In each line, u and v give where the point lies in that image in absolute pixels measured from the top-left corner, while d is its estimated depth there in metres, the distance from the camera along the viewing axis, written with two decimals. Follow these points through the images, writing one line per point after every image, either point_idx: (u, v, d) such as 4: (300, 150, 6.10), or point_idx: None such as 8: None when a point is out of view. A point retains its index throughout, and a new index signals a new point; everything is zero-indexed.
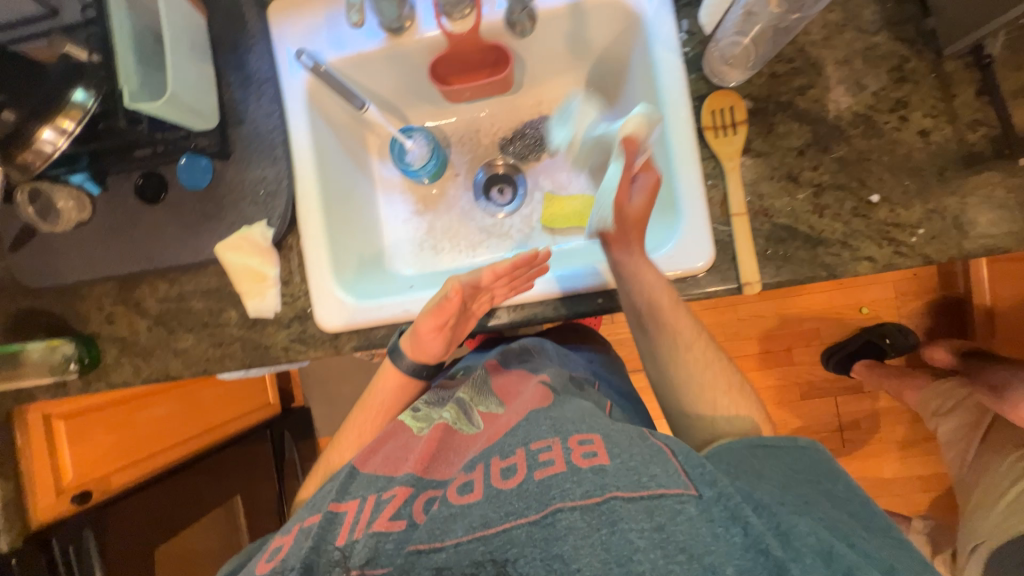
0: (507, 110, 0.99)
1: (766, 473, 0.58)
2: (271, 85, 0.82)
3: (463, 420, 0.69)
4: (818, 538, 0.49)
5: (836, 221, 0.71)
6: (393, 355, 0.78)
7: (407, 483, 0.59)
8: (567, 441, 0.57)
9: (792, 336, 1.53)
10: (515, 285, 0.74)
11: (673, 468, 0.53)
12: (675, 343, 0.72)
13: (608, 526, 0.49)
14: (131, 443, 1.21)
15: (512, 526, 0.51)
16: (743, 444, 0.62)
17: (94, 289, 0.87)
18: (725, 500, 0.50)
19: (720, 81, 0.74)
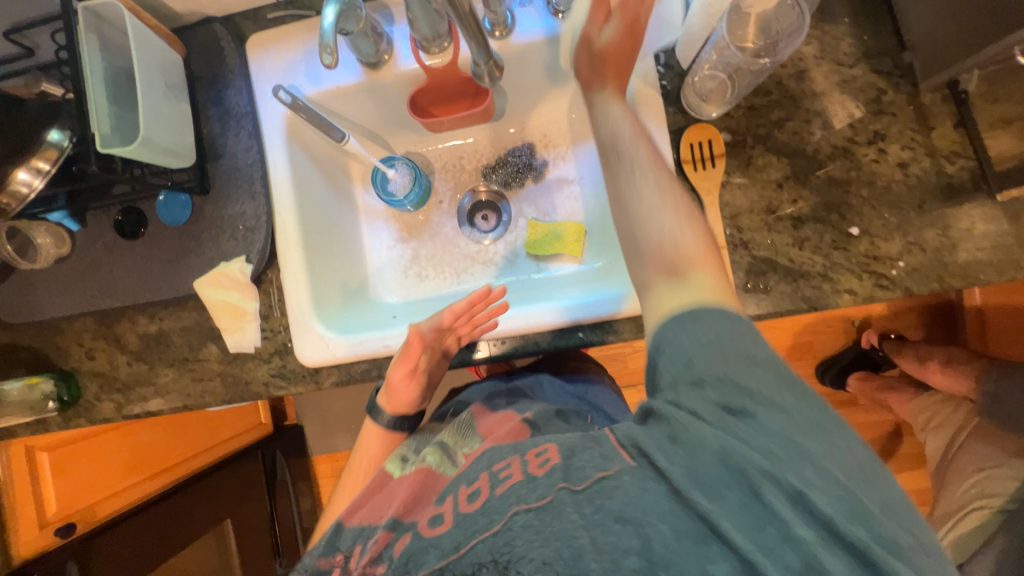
0: (490, 138, 0.99)
1: (706, 352, 0.50)
2: (249, 119, 0.82)
3: (446, 462, 0.67)
4: (733, 453, 0.47)
5: (816, 254, 0.71)
6: (372, 412, 0.82)
7: (386, 528, 0.59)
8: (525, 454, 0.59)
9: (785, 351, 1.52)
10: (476, 322, 0.78)
11: (612, 449, 0.55)
12: (648, 181, 0.60)
13: (557, 518, 0.52)
14: (117, 472, 1.20)
15: (476, 541, 0.53)
16: (685, 308, 0.53)
17: (74, 324, 0.87)
18: (649, 444, 0.52)
19: (697, 114, 0.74)
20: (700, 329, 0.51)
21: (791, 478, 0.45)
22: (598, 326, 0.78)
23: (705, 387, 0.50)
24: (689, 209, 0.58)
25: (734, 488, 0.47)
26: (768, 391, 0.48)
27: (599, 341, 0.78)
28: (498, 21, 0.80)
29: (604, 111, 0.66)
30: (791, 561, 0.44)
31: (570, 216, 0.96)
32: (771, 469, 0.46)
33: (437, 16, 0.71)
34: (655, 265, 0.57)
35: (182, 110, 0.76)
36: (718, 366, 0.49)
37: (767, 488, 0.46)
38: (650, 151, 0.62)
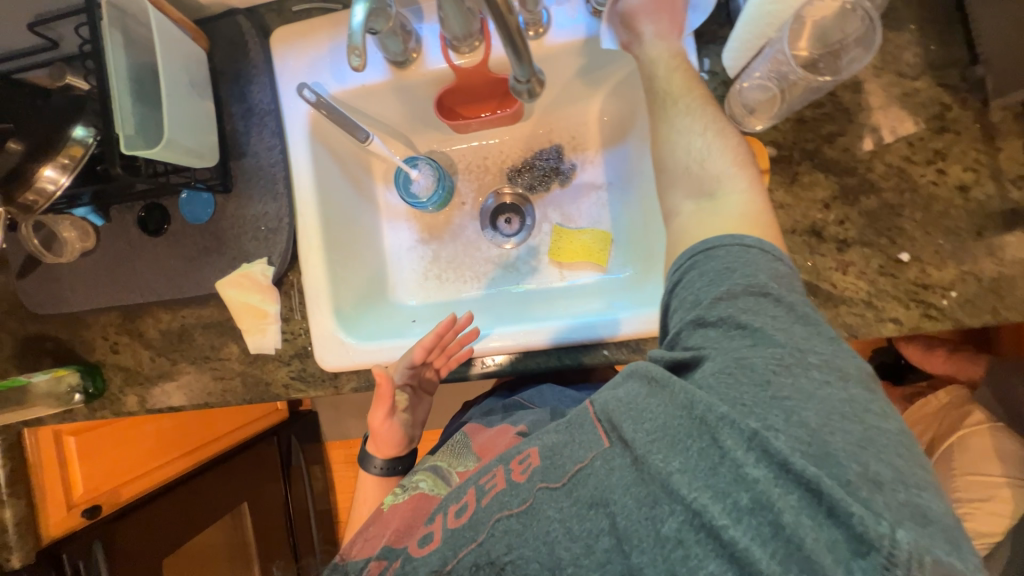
0: (517, 139, 0.95)
1: (709, 288, 0.53)
2: (273, 117, 0.80)
3: (439, 484, 0.69)
4: (693, 400, 0.47)
5: (860, 280, 0.67)
6: (364, 460, 0.84)
7: (379, 557, 0.61)
8: (508, 463, 0.58)
9: None
10: (447, 352, 0.80)
11: (590, 424, 0.55)
12: (681, 109, 0.64)
13: (535, 519, 0.52)
14: (139, 456, 1.23)
15: (463, 553, 0.54)
16: (698, 244, 0.57)
17: (99, 318, 0.87)
18: (622, 413, 0.52)
19: (741, 127, 0.69)
20: (707, 265, 0.55)
21: (747, 423, 0.44)
22: (623, 344, 0.76)
23: (706, 324, 0.52)
24: (722, 132, 0.62)
25: (691, 438, 0.47)
26: (761, 325, 0.49)
27: (624, 359, 0.76)
28: (533, 20, 0.76)
29: (641, 46, 0.69)
30: (742, 503, 0.42)
31: (597, 223, 0.92)
32: (729, 411, 0.45)
33: (469, 14, 0.68)
34: (686, 185, 0.62)
35: (205, 108, 0.74)
36: (717, 300, 0.51)
37: (721, 432, 0.45)
38: (686, 79, 0.66)
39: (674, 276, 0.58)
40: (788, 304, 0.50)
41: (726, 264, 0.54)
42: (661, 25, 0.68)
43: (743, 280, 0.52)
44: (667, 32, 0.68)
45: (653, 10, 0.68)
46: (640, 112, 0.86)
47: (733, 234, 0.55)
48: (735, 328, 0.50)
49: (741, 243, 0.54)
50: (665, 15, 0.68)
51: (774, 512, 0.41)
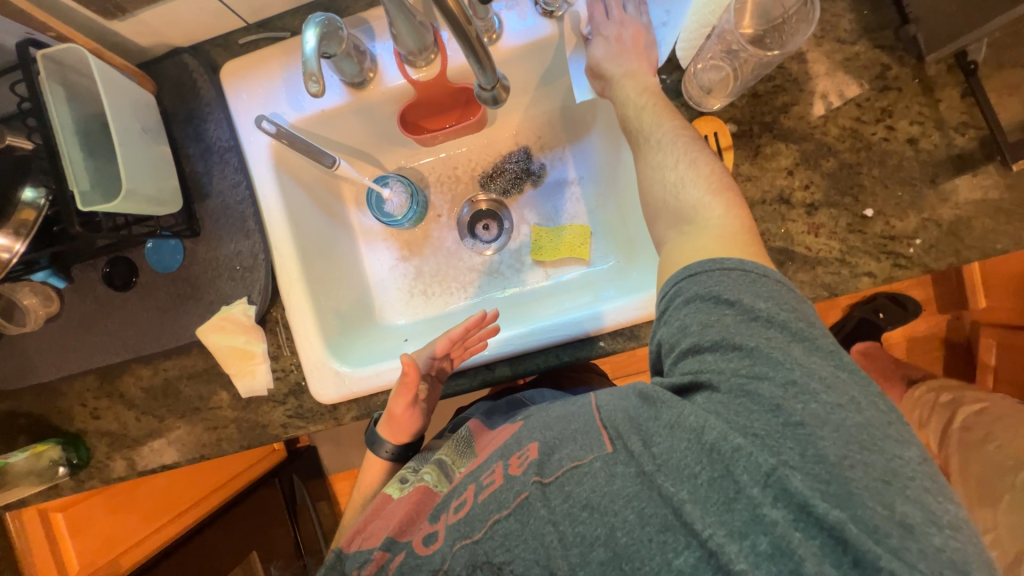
0: (484, 145, 0.96)
1: (702, 313, 0.54)
2: (234, 153, 0.78)
3: (442, 479, 0.69)
4: (707, 431, 0.50)
5: (832, 240, 0.70)
6: (373, 445, 0.81)
7: (383, 548, 0.63)
8: (507, 458, 0.62)
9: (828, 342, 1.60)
10: (469, 344, 0.77)
11: (594, 428, 0.58)
12: (654, 144, 0.66)
13: (531, 516, 0.55)
14: (136, 520, 1.18)
15: (458, 547, 0.57)
16: (685, 268, 0.57)
17: (74, 384, 0.83)
18: (632, 432, 0.55)
19: (700, 107, 0.72)
20: (691, 291, 0.56)
21: (763, 459, 0.46)
22: (618, 333, 0.76)
23: (706, 348, 0.53)
24: (694, 164, 0.63)
25: (704, 468, 0.49)
26: (761, 348, 0.51)
27: (621, 348, 0.76)
28: (486, 27, 0.76)
29: (613, 88, 0.72)
30: (761, 546, 0.45)
31: (574, 218, 0.93)
32: (745, 444, 0.47)
33: (421, 28, 0.69)
34: (667, 218, 0.64)
35: (160, 152, 0.71)
36: (712, 325, 0.53)
37: (737, 466, 0.47)
38: (657, 115, 0.68)
39: (662, 300, 0.59)
40: (782, 324, 0.51)
41: (714, 288, 0.54)
42: (629, 64, 0.71)
43: (733, 308, 0.53)
44: (635, 70, 0.71)
45: (618, 55, 0.72)
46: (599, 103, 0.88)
47: (717, 257, 0.56)
48: (732, 350, 0.52)
49: (727, 267, 0.55)
50: (632, 56, 0.71)
51: (795, 560, 0.43)
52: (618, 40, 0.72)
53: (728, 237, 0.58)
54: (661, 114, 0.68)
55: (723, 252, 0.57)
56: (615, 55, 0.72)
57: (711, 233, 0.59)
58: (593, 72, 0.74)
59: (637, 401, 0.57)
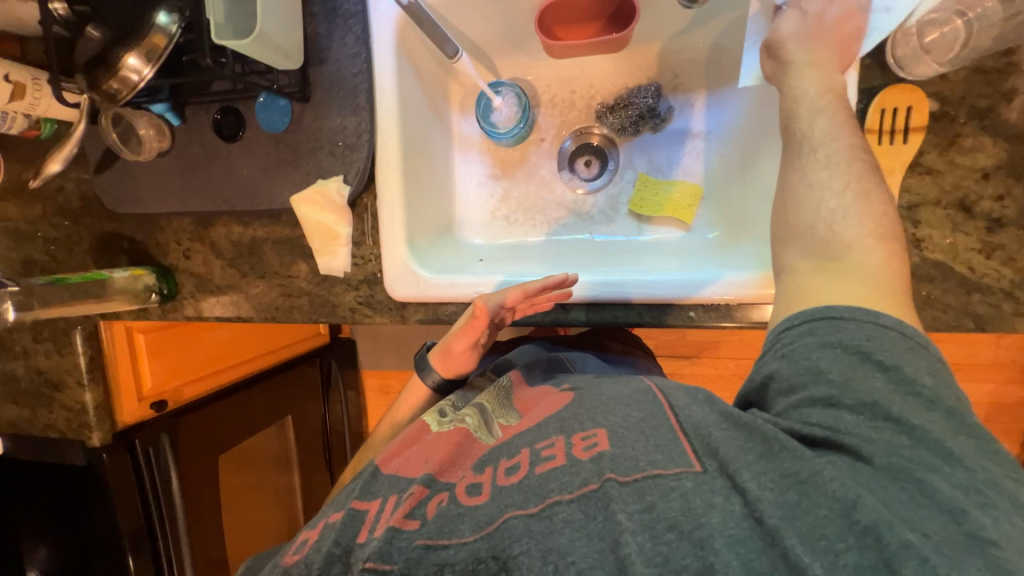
0: (612, 71, 0.85)
1: (840, 362, 0.46)
2: (358, 21, 0.74)
3: (484, 428, 0.65)
4: (860, 506, 0.40)
5: (1004, 267, 0.59)
6: (422, 371, 0.83)
7: (422, 483, 0.57)
8: (570, 436, 0.55)
9: None
10: (536, 303, 0.73)
11: (673, 434, 0.51)
12: (822, 158, 0.53)
13: (602, 514, 0.47)
14: (200, 360, 1.29)
15: (510, 516, 0.50)
16: (819, 309, 0.49)
17: (172, 222, 0.87)
18: (734, 467, 0.46)
19: (899, 68, 0.60)
20: (834, 337, 0.47)
21: (947, 571, 0.36)
22: (712, 307, 0.70)
23: (846, 405, 0.45)
24: (865, 197, 0.51)
25: (850, 548, 0.39)
26: (925, 430, 0.42)
27: (710, 324, 0.71)
28: None
29: (788, 74, 0.59)
30: None
31: (687, 176, 0.85)
32: (918, 542, 0.37)
33: None
34: (806, 246, 0.53)
35: (289, 2, 0.70)
36: (858, 382, 0.45)
37: (904, 565, 0.37)
38: (834, 124, 0.54)
39: (779, 330, 0.51)
40: (949, 410, 0.43)
41: (861, 341, 0.46)
42: (818, 53, 0.58)
43: (889, 375, 0.44)
44: (824, 61, 0.58)
45: (810, 38, 0.59)
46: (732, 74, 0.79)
47: (870, 311, 0.47)
48: (884, 420, 0.43)
49: (885, 327, 0.46)
50: (824, 44, 0.59)
51: None
52: (819, 20, 0.59)
53: (880, 289, 0.48)
54: (838, 128, 0.55)
55: (879, 304, 0.48)
56: (809, 37, 0.59)
57: (867, 286, 0.48)
58: (769, 51, 0.61)
59: (739, 433, 0.48)
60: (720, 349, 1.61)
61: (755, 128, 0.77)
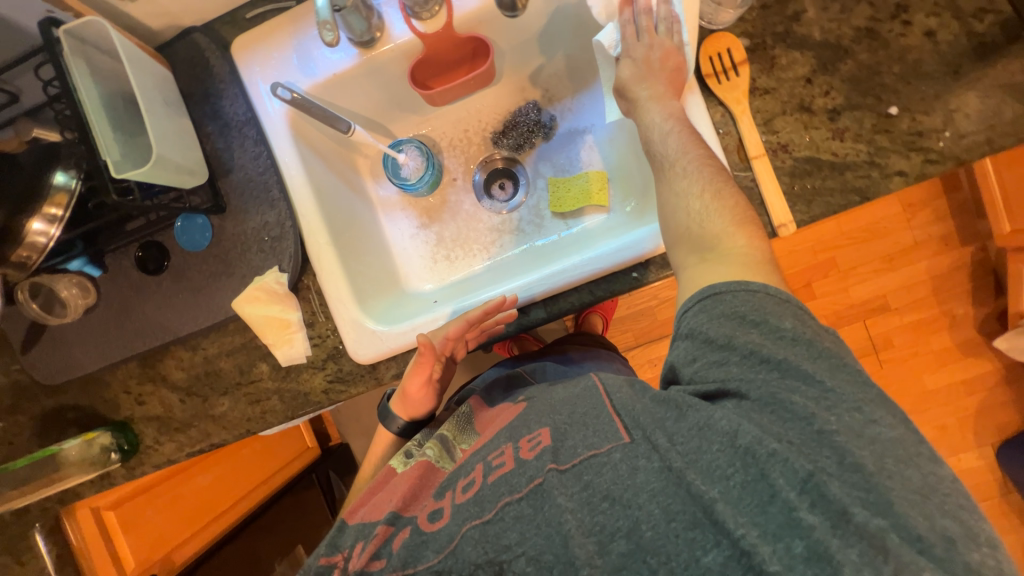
0: (495, 101, 0.95)
1: (723, 326, 0.54)
2: (252, 126, 0.80)
3: (445, 456, 0.72)
4: (741, 434, 0.49)
5: (858, 142, 0.69)
6: (385, 419, 0.83)
7: (386, 522, 0.63)
8: (517, 441, 0.62)
9: (850, 278, 1.62)
10: (484, 328, 0.77)
11: (608, 418, 0.58)
12: (679, 170, 0.64)
13: (547, 503, 0.55)
14: (185, 517, 1.19)
15: (467, 526, 0.57)
16: (700, 290, 0.57)
17: (117, 373, 0.84)
18: (650, 434, 0.54)
19: (709, 22, 0.73)
20: (717, 309, 0.55)
21: (800, 464, 0.46)
22: (650, 262, 0.75)
23: (732, 354, 0.53)
24: (719, 194, 0.62)
25: (737, 470, 0.48)
26: (790, 362, 0.51)
27: (655, 278, 0.75)
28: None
29: (637, 110, 0.71)
30: (797, 549, 0.44)
31: (590, 166, 0.92)
32: (781, 449, 0.47)
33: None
34: (688, 245, 0.62)
35: (182, 124, 0.75)
36: (737, 339, 0.53)
37: (773, 469, 0.47)
38: (674, 123, 0.67)
39: (681, 311, 0.59)
40: (807, 342, 0.52)
41: (739, 306, 0.54)
42: (655, 87, 0.70)
43: (759, 326, 0.53)
44: (661, 94, 0.69)
45: (646, 77, 0.70)
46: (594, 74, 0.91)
47: (745, 283, 0.56)
48: (760, 362, 0.51)
49: (746, 288, 0.55)
50: (658, 80, 0.70)
51: (832, 564, 0.43)
52: (650, 59, 0.71)
53: (747, 261, 0.58)
54: None
55: (747, 276, 0.56)
56: (645, 77, 0.71)
57: (736, 263, 0.58)
58: (620, 95, 0.74)
59: (656, 404, 0.56)
60: None
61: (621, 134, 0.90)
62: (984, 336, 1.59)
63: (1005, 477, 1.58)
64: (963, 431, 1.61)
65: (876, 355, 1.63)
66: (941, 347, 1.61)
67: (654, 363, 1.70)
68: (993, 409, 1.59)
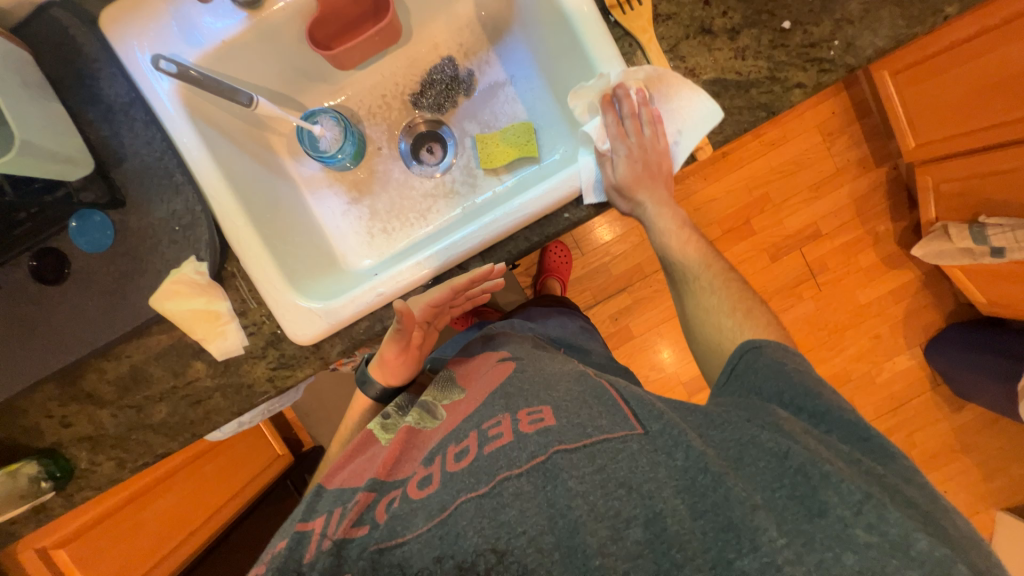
0: (409, 61, 0.92)
1: (768, 375, 0.62)
2: (138, 106, 0.74)
3: (426, 417, 0.73)
4: (792, 453, 0.51)
5: (758, 60, 0.71)
6: (363, 384, 0.82)
7: (368, 488, 0.62)
8: (517, 413, 0.64)
9: (781, 210, 1.71)
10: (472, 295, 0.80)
11: (614, 402, 0.64)
12: (705, 286, 0.76)
13: (552, 482, 0.55)
14: (150, 544, 1.13)
15: (462, 500, 0.55)
16: (746, 342, 0.66)
17: (34, 398, 0.77)
18: (667, 432, 0.57)
19: None
20: (760, 360, 0.63)
21: (855, 486, 0.48)
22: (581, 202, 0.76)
23: (778, 401, 0.60)
24: (749, 313, 0.72)
25: (783, 484, 0.50)
26: (834, 411, 0.58)
27: (586, 217, 0.76)
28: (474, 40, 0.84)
29: (642, 213, 0.76)
30: (848, 562, 0.45)
31: (514, 118, 0.91)
32: (835, 471, 0.49)
33: None
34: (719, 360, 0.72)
35: (52, 109, 0.69)
36: (784, 389, 0.60)
37: (826, 490, 0.49)
38: (644, 184, 0.73)
39: (727, 366, 0.67)
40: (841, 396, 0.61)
41: (783, 361, 0.63)
42: (656, 192, 0.74)
43: (800, 378, 0.61)
44: (661, 198, 0.74)
45: (645, 181, 0.73)
46: (507, 25, 0.89)
47: (788, 348, 0.65)
48: (804, 412, 0.59)
49: (785, 348, 0.65)
50: (656, 182, 0.74)
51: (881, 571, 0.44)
52: (643, 163, 0.73)
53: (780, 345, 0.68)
54: None
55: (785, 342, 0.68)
56: (643, 181, 0.73)
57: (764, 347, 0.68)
58: (619, 191, 0.74)
59: (687, 412, 0.62)
60: (645, 267, 1.71)
61: (552, 87, 0.87)
62: (904, 247, 1.73)
63: (933, 371, 1.74)
64: (894, 337, 1.75)
65: (815, 280, 1.74)
66: (869, 263, 1.73)
67: (614, 318, 1.74)
68: (917, 313, 1.75)
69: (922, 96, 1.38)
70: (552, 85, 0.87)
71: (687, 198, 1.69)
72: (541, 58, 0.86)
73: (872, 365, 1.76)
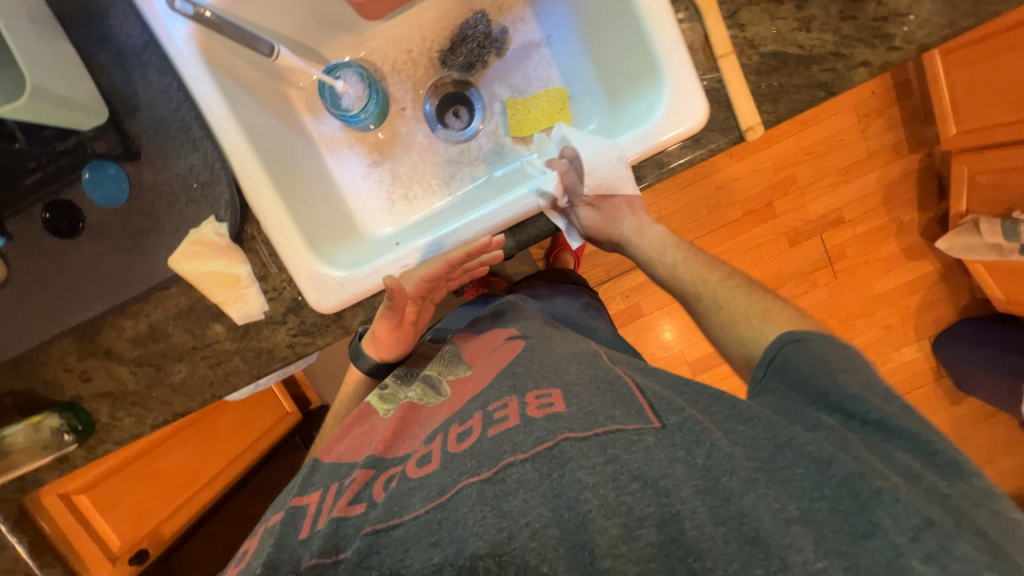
0: (438, 14, 0.85)
1: (808, 369, 0.59)
2: (152, 51, 0.69)
3: (429, 393, 0.74)
4: (835, 463, 0.51)
5: (825, 32, 0.66)
6: (356, 359, 0.82)
7: (367, 466, 0.63)
8: (523, 396, 0.63)
9: (807, 193, 1.65)
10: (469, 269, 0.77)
11: (630, 391, 0.63)
12: (712, 303, 0.74)
13: (558, 470, 0.54)
14: (165, 494, 1.17)
15: (463, 484, 0.55)
16: (786, 334, 0.63)
17: (53, 352, 0.77)
18: (686, 427, 0.56)
19: None
20: (800, 356, 0.60)
21: (911, 509, 0.48)
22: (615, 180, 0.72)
23: (825, 403, 0.58)
24: (766, 316, 0.67)
25: (824, 495, 0.50)
26: (894, 421, 0.54)
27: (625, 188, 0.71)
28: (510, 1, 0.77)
29: (629, 242, 0.84)
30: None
31: (548, 84, 0.85)
32: (887, 487, 0.49)
33: None
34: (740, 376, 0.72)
35: (61, 50, 0.65)
36: (832, 391, 0.57)
37: (879, 508, 0.48)
38: (615, 219, 0.84)
39: (765, 362, 0.63)
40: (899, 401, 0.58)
41: (830, 356, 0.59)
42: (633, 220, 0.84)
43: (847, 377, 0.57)
44: (642, 225, 0.84)
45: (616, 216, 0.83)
46: None
47: (834, 340, 0.61)
48: (860, 421, 0.56)
49: (834, 343, 0.61)
50: (630, 214, 0.84)
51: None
52: (601, 207, 0.82)
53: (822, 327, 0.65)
54: None
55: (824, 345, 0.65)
56: (606, 222, 0.84)
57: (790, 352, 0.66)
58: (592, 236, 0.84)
59: (713, 402, 0.61)
60: None
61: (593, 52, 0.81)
62: (928, 239, 1.69)
63: (939, 363, 1.75)
64: (904, 328, 1.75)
65: (833, 267, 1.71)
66: (890, 253, 1.70)
67: (626, 296, 1.72)
68: (931, 305, 1.73)
69: (972, 80, 1.30)
70: (592, 49, 0.81)
71: (711, 176, 1.64)
72: (584, 19, 0.80)
73: (878, 355, 1.76)
